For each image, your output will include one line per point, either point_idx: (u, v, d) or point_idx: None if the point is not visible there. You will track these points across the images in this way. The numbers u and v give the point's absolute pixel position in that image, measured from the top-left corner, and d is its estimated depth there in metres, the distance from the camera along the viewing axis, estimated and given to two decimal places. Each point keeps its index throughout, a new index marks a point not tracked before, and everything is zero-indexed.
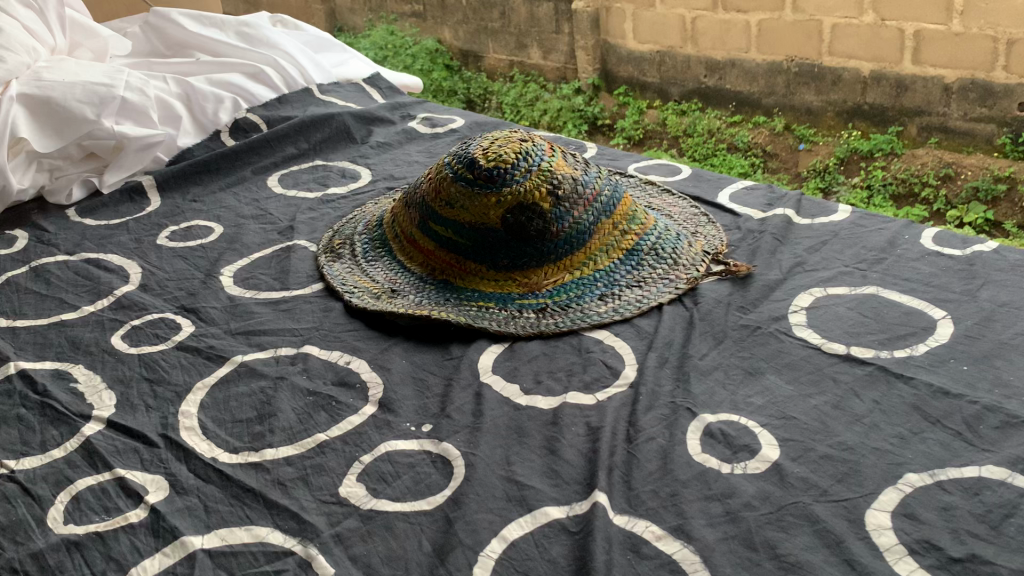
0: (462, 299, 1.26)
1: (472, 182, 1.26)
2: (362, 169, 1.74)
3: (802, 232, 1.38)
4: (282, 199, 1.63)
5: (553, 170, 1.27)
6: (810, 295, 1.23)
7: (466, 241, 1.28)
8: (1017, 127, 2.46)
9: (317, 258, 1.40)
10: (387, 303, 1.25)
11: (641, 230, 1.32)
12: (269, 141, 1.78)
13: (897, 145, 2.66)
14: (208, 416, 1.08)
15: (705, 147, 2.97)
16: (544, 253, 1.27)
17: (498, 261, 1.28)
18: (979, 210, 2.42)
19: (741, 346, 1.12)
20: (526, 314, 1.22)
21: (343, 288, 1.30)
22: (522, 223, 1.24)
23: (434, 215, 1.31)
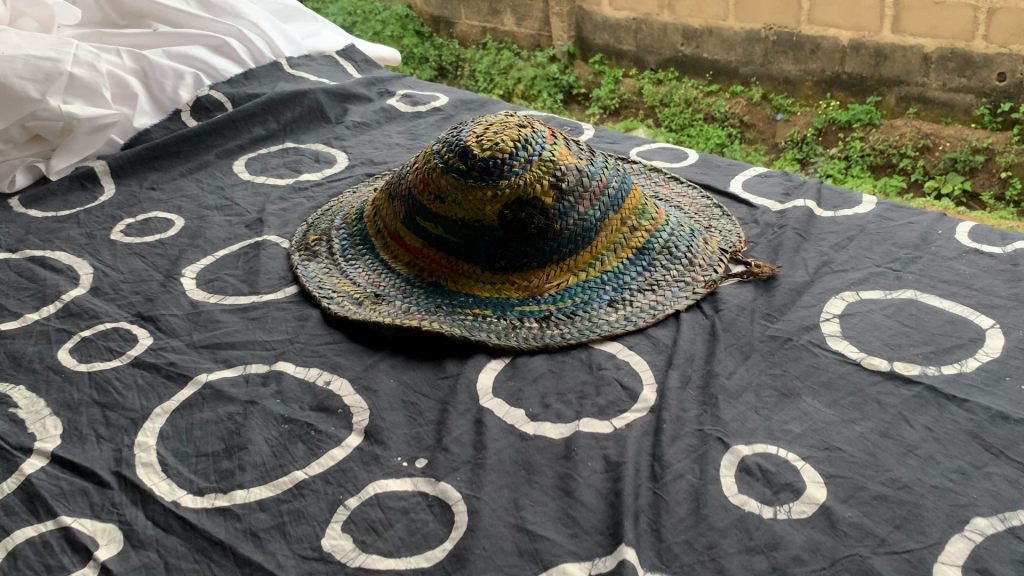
0: (455, 306, 1.13)
1: (464, 174, 1.11)
2: (338, 152, 1.59)
3: (825, 226, 1.26)
4: (250, 187, 1.48)
5: (556, 161, 1.13)
6: (841, 300, 1.11)
7: (459, 240, 1.15)
8: (997, 98, 2.34)
9: (290, 256, 1.26)
10: (371, 311, 1.12)
11: (652, 226, 1.19)
12: (235, 121, 1.62)
13: (874, 116, 2.51)
14: (168, 449, 0.94)
15: (682, 117, 2.82)
16: (546, 253, 1.14)
17: (494, 262, 1.14)
18: (957, 180, 2.32)
19: (772, 363, 1.00)
20: (528, 324, 1.09)
21: (321, 292, 1.16)
22: (522, 220, 1.11)
23: (422, 210, 1.17)
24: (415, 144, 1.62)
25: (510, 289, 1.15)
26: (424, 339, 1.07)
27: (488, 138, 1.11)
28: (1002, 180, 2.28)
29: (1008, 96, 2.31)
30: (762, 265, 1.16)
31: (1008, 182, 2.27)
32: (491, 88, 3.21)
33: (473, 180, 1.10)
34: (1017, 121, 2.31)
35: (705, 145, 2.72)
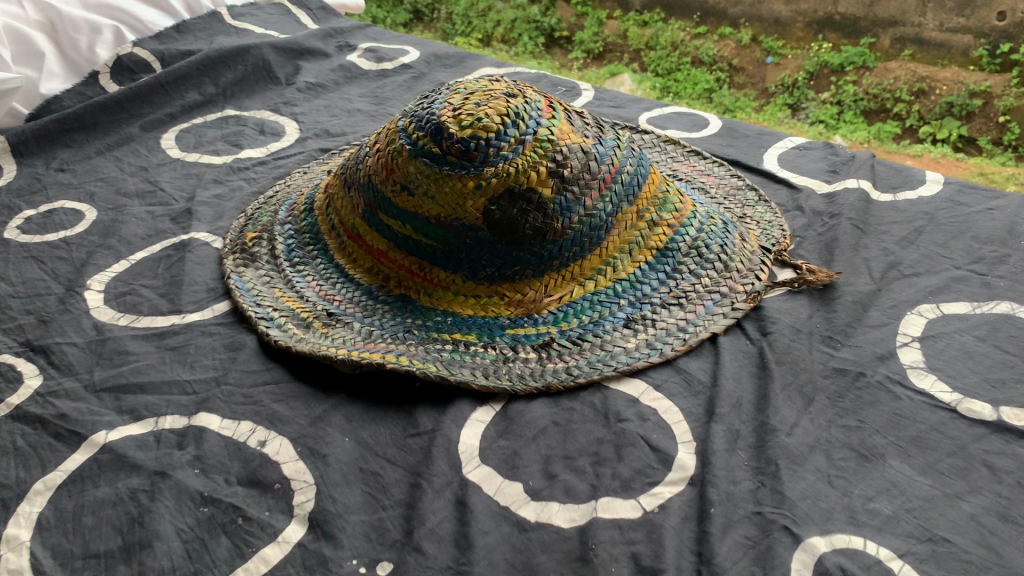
0: (429, 332, 0.88)
1: (438, 160, 0.85)
2: (288, 121, 1.33)
3: (885, 214, 1.02)
4: (179, 167, 1.22)
5: (556, 141, 0.86)
6: (920, 317, 0.87)
7: (432, 244, 0.89)
8: (996, 39, 2.01)
9: (222, 261, 1.01)
10: (322, 339, 0.87)
11: (676, 221, 0.94)
12: (163, 84, 1.35)
13: (868, 58, 2.12)
14: (47, 548, 0.70)
15: (667, 61, 2.36)
16: (544, 260, 0.88)
17: (479, 273, 0.89)
18: (953, 124, 1.93)
19: (843, 410, 0.77)
20: (524, 355, 0.85)
21: (258, 312, 0.91)
22: (514, 219, 0.85)
23: (385, 205, 0.91)
24: (380, 111, 1.36)
25: (499, 305, 0.90)
26: (389, 380, 0.82)
27: (468, 112, 0.84)
28: (1001, 124, 1.91)
29: (1009, 36, 1.98)
30: (818, 270, 0.92)
31: (1007, 127, 1.90)
32: (469, 32, 2.62)
33: (449, 169, 0.84)
34: (1017, 63, 1.96)
35: (691, 92, 2.25)
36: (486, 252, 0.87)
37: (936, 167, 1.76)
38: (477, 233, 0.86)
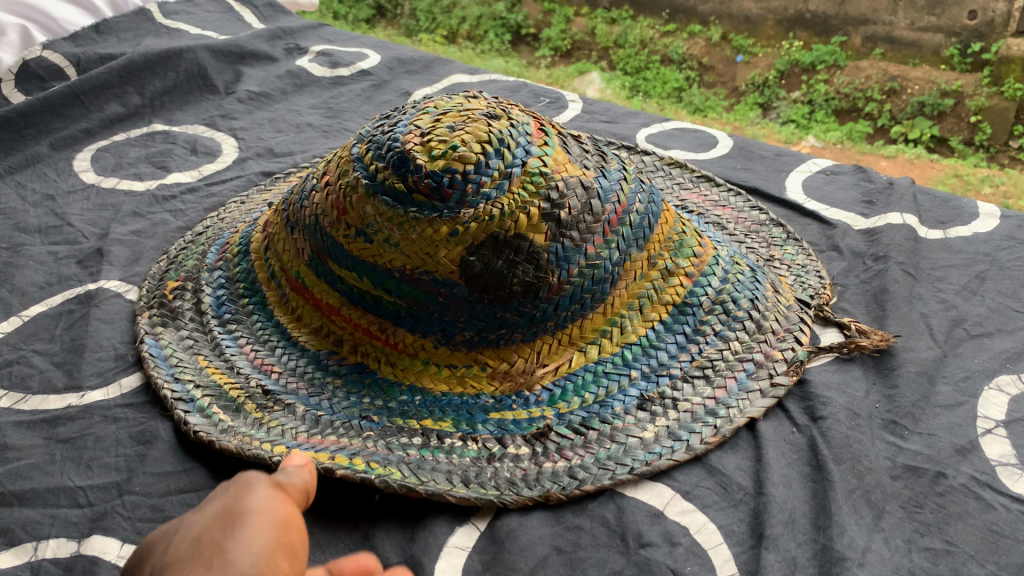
0: (393, 418, 0.69)
1: (402, 198, 0.65)
2: (225, 137, 1.13)
3: (938, 257, 0.86)
4: (94, 196, 1.02)
5: (551, 175, 0.67)
6: (1000, 393, 0.71)
7: (397, 303, 0.69)
8: (967, 38, 1.70)
9: (136, 319, 0.80)
10: (254, 430, 0.68)
11: (696, 266, 0.75)
12: (78, 95, 1.15)
13: (839, 57, 1.83)
14: None
15: (637, 59, 2.06)
16: (537, 322, 0.69)
17: (455, 338, 0.69)
18: (925, 124, 1.67)
19: (924, 525, 0.61)
20: (513, 449, 0.66)
21: (177, 391, 0.72)
22: (499, 274, 0.65)
23: (335, 253, 0.70)
24: (333, 125, 1.17)
25: (480, 377, 0.70)
26: (340, 489, 0.64)
27: (439, 137, 0.65)
28: (973, 125, 1.64)
29: (980, 35, 1.68)
30: (871, 332, 0.75)
31: (978, 127, 1.63)
32: (433, 28, 2.28)
33: (418, 211, 0.65)
34: (989, 63, 1.66)
35: (660, 91, 1.98)
36: (465, 312, 0.68)
37: (907, 169, 1.53)
38: (454, 292, 0.67)
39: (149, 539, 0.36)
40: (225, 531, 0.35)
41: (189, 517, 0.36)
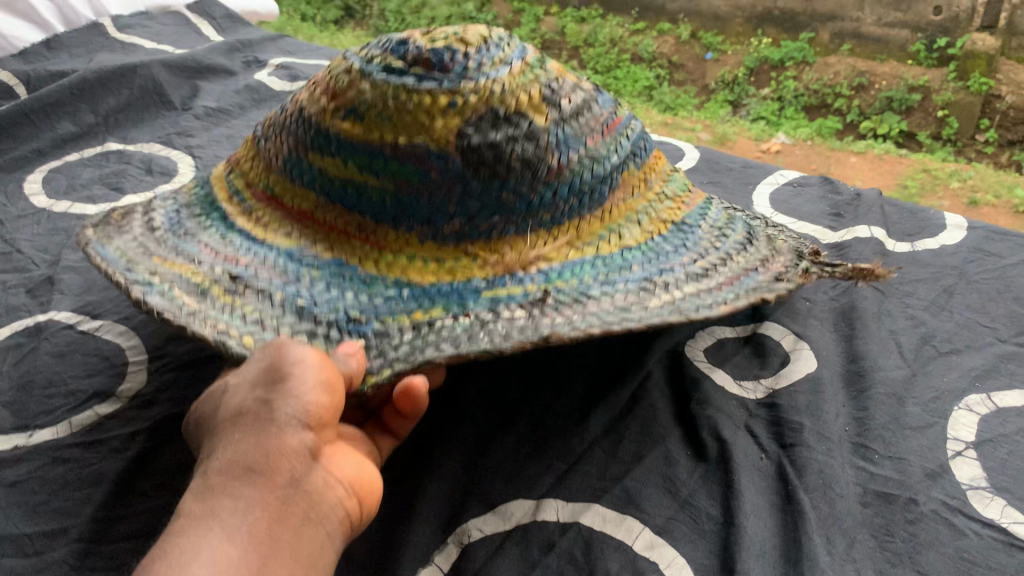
0: (380, 317, 0.62)
1: (410, 79, 0.63)
2: (181, 155, 1.11)
3: (906, 270, 0.85)
4: (45, 220, 0.99)
5: (554, 76, 0.66)
6: (969, 413, 0.70)
7: (382, 189, 0.64)
8: (933, 33, 1.91)
9: (78, 225, 0.72)
10: (223, 314, 0.61)
11: (691, 201, 0.74)
12: (28, 114, 1.12)
13: (808, 53, 2.05)
14: None
15: (607, 58, 2.18)
16: (532, 210, 0.64)
17: (443, 227, 0.64)
18: (893, 120, 1.85)
19: (896, 555, 0.60)
20: (508, 316, 0.61)
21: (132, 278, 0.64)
22: (499, 151, 0.62)
23: (320, 141, 0.66)
24: None
25: (469, 268, 0.64)
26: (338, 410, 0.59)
27: (442, 32, 0.65)
28: (939, 119, 1.84)
29: (945, 31, 1.89)
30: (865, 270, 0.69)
31: (945, 122, 1.83)
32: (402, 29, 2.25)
33: (426, 86, 0.62)
34: (955, 57, 1.88)
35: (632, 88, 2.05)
36: (461, 189, 0.63)
37: (876, 165, 1.60)
38: (449, 165, 0.62)
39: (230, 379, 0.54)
40: (268, 379, 0.50)
41: (252, 367, 0.52)
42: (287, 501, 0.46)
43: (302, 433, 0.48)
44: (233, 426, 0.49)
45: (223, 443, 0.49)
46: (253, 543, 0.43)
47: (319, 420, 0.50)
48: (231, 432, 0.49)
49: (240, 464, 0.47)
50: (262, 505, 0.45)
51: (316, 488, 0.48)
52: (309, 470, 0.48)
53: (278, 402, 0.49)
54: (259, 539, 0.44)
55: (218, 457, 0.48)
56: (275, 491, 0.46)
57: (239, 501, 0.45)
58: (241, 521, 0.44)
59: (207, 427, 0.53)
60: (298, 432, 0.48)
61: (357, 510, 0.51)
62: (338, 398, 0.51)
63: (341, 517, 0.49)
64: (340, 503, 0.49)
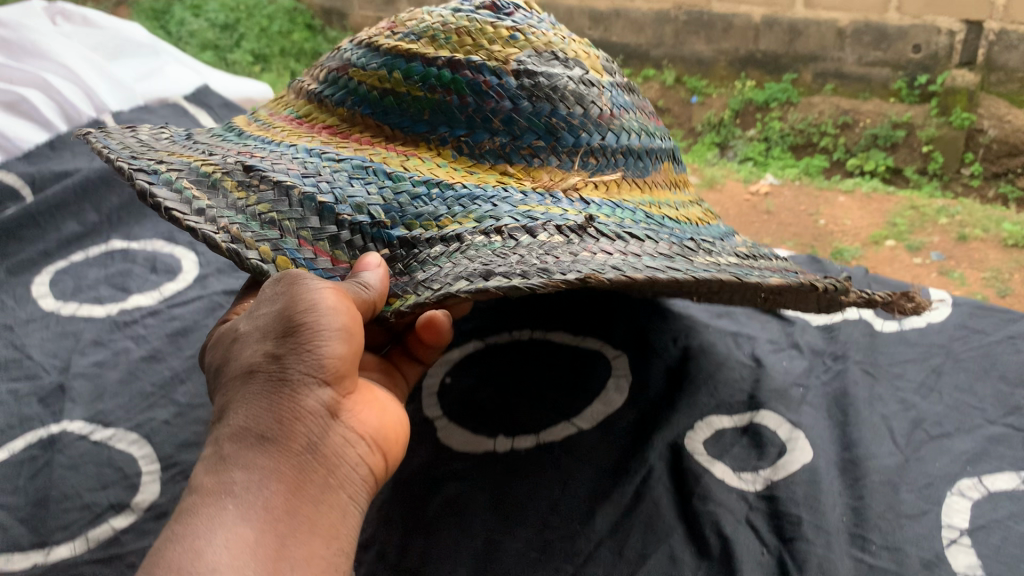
0: (407, 220, 0.62)
1: (479, 30, 0.72)
2: (185, 253, 1.14)
3: (895, 351, 0.88)
4: (53, 324, 1.01)
5: (608, 73, 0.80)
6: (962, 499, 0.71)
7: (428, 97, 0.70)
8: (913, 71, 1.84)
9: (90, 140, 0.72)
10: (235, 209, 0.61)
11: (717, 220, 0.89)
12: (34, 217, 1.15)
13: (791, 94, 1.99)
14: None
15: None
16: (569, 144, 0.71)
17: (482, 143, 0.69)
18: (879, 156, 1.83)
19: None
20: (552, 238, 0.61)
21: (149, 180, 0.62)
22: (550, 85, 0.71)
23: (381, 62, 0.73)
24: None
25: (503, 182, 0.68)
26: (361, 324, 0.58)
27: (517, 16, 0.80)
28: (925, 155, 1.81)
29: (926, 67, 1.82)
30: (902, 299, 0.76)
31: (930, 157, 1.81)
32: None
33: (493, 35, 0.72)
34: (935, 95, 1.82)
35: None
36: (509, 108, 0.69)
37: (865, 202, 1.64)
38: (504, 83, 0.69)
39: (245, 325, 0.55)
40: (280, 334, 0.51)
41: (266, 312, 0.53)
42: (301, 470, 0.49)
43: (317, 392, 0.50)
44: (246, 385, 0.51)
45: (235, 402, 0.51)
46: (270, 518, 0.46)
47: (335, 375, 0.51)
48: (246, 388, 0.51)
49: (253, 431, 0.49)
50: (276, 478, 0.48)
51: (330, 452, 0.50)
52: (324, 433, 0.50)
53: (292, 361, 0.50)
54: (273, 518, 0.46)
55: (234, 418, 0.50)
56: (290, 460, 0.48)
57: (254, 472, 0.47)
58: (256, 495, 0.47)
59: (219, 364, 0.55)
60: (313, 396, 0.50)
61: (370, 465, 0.54)
62: (355, 350, 0.52)
63: (359, 473, 0.52)
64: (354, 463, 0.52)
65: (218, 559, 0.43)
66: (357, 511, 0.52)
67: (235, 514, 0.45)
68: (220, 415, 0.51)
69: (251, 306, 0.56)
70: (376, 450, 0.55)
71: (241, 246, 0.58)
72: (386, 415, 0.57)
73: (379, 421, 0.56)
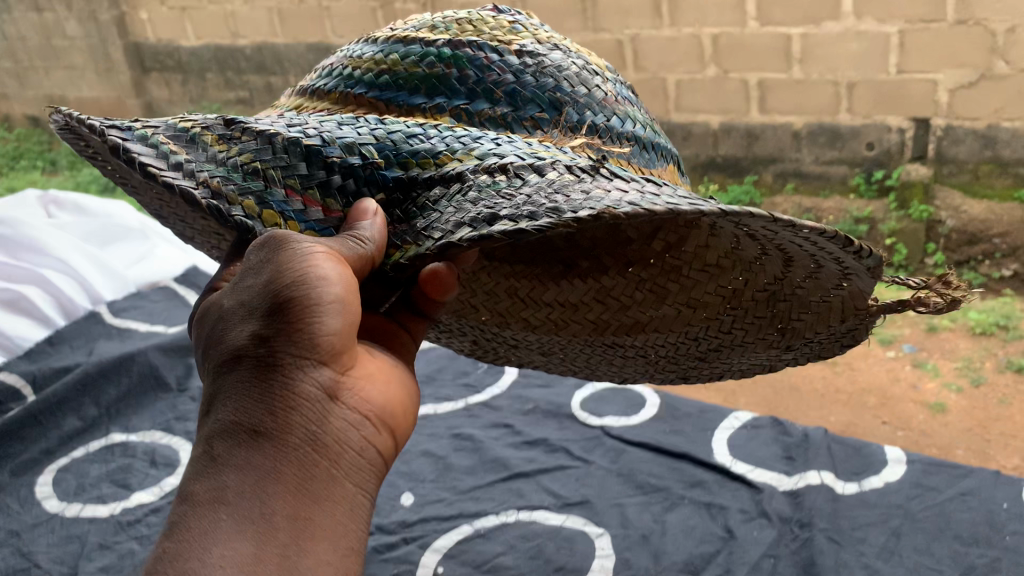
0: (401, 159, 0.60)
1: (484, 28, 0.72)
2: (182, 442, 1.19)
3: (855, 515, 0.94)
4: (57, 527, 1.05)
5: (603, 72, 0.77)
6: None
7: (422, 68, 0.69)
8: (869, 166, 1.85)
9: (54, 111, 0.74)
10: (212, 158, 0.62)
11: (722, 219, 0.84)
12: (37, 415, 1.22)
13: (754, 195, 1.95)
14: None
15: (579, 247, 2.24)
16: (573, 115, 0.69)
17: (481, 111, 0.67)
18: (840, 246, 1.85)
19: None
20: (567, 173, 0.57)
21: (123, 138, 0.63)
22: (551, 67, 0.70)
23: (381, 42, 0.73)
24: None
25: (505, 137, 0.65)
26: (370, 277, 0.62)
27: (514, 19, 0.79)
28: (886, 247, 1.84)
29: (879, 163, 1.84)
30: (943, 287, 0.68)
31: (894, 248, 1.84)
32: None
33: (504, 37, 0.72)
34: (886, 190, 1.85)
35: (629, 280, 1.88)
36: (511, 81, 0.68)
37: None
38: (505, 59, 0.69)
39: (226, 299, 0.58)
40: (269, 315, 0.55)
41: (250, 283, 0.57)
42: (301, 461, 0.54)
43: (311, 378, 0.55)
44: (237, 372, 0.56)
45: (230, 393, 0.56)
46: (266, 524, 0.52)
47: (327, 354, 0.56)
48: (234, 370, 0.55)
49: (248, 426, 0.54)
50: (274, 476, 0.53)
51: (329, 435, 0.56)
52: (320, 418, 0.56)
53: (280, 348, 0.55)
54: (274, 519, 0.52)
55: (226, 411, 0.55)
56: (287, 453, 0.54)
57: (252, 471, 0.53)
58: (254, 498, 0.53)
59: (206, 335, 0.59)
60: (307, 382, 0.55)
61: (377, 429, 0.60)
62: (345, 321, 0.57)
63: (358, 453, 0.58)
64: (359, 441, 0.58)
65: (222, 570, 0.50)
66: (370, 480, 0.58)
67: (236, 516, 0.52)
68: (215, 404, 0.57)
69: (234, 279, 0.59)
70: (378, 411, 0.60)
71: (227, 206, 0.59)
72: (385, 374, 0.62)
73: (379, 387, 0.61)
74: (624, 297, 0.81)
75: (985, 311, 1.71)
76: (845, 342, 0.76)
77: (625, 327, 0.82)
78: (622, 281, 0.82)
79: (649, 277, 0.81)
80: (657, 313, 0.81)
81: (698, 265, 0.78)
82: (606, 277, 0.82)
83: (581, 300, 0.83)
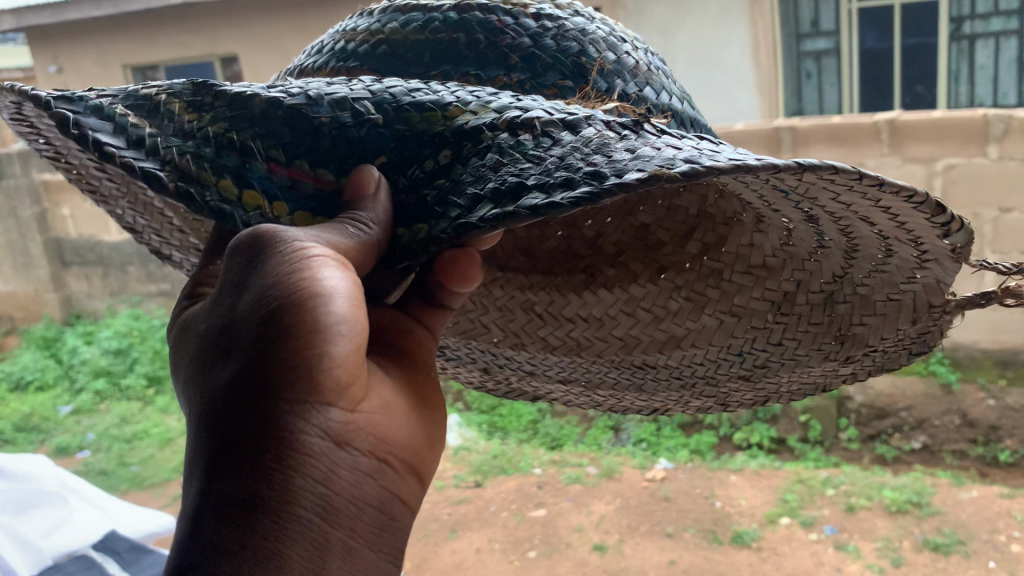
0: (415, 113, 0.83)
1: None
2: None
3: None
4: None
5: (604, 20, 1.22)
6: None
7: (448, 34, 1.11)
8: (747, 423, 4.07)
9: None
10: (213, 125, 0.89)
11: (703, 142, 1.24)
12: None
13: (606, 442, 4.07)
14: None
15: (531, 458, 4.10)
16: (565, 83, 1.08)
17: (495, 77, 1.07)
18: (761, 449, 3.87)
19: None
20: (571, 136, 0.79)
21: (76, 111, 0.90)
22: (545, 40, 1.10)
23: (399, 20, 1.14)
24: None
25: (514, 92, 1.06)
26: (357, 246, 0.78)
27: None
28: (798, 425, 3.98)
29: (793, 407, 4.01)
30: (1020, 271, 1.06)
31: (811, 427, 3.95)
32: None
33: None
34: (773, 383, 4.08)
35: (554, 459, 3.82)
36: (525, 46, 1.09)
37: (757, 479, 3.66)
38: (516, 22, 1.11)
39: (207, 323, 0.77)
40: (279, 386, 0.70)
41: (245, 311, 0.73)
42: (312, 526, 0.72)
43: (317, 440, 0.72)
44: (224, 438, 0.72)
45: (241, 464, 0.70)
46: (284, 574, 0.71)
47: (326, 406, 0.72)
48: (219, 411, 0.72)
49: (247, 501, 0.70)
50: (292, 536, 0.71)
51: (334, 499, 0.73)
52: (326, 472, 0.73)
53: (285, 417, 0.70)
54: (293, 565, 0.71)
55: (232, 471, 0.71)
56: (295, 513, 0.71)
57: (261, 537, 0.70)
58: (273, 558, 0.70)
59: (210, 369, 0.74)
60: (315, 433, 0.72)
61: (388, 475, 0.78)
62: (350, 364, 0.73)
63: (369, 490, 0.76)
64: (367, 481, 0.76)
65: None
66: (377, 530, 0.77)
67: (263, 558, 0.70)
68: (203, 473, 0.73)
69: (236, 307, 0.74)
70: (390, 455, 0.78)
71: (201, 189, 0.84)
72: (390, 413, 0.79)
73: (376, 428, 0.77)
74: (654, 311, 1.38)
75: (901, 489, 3.42)
76: (912, 349, 1.23)
77: (656, 346, 1.37)
78: (648, 296, 1.40)
79: (685, 286, 1.37)
80: (700, 323, 1.35)
81: (739, 273, 1.32)
82: (626, 293, 1.41)
83: (607, 316, 1.41)
